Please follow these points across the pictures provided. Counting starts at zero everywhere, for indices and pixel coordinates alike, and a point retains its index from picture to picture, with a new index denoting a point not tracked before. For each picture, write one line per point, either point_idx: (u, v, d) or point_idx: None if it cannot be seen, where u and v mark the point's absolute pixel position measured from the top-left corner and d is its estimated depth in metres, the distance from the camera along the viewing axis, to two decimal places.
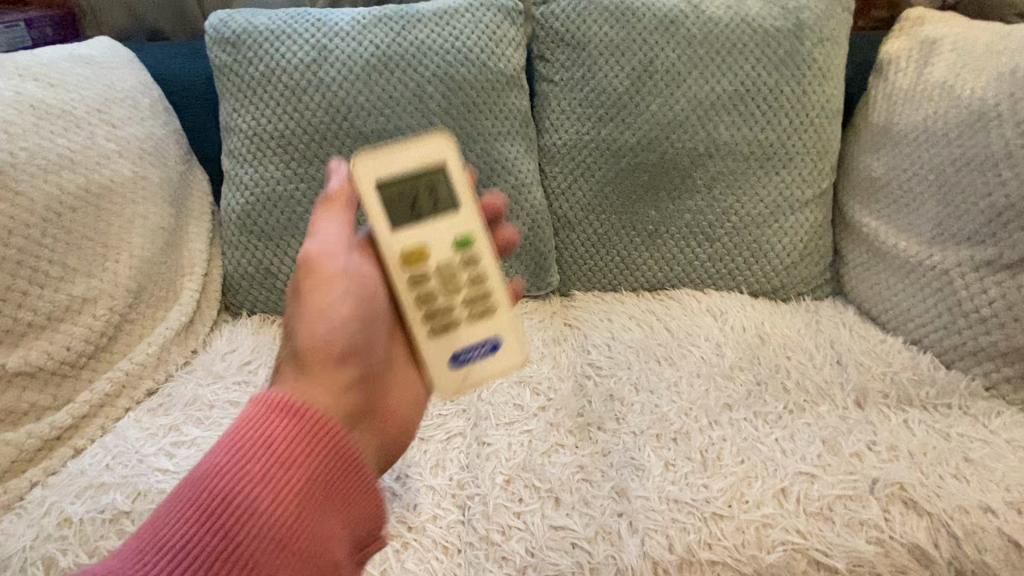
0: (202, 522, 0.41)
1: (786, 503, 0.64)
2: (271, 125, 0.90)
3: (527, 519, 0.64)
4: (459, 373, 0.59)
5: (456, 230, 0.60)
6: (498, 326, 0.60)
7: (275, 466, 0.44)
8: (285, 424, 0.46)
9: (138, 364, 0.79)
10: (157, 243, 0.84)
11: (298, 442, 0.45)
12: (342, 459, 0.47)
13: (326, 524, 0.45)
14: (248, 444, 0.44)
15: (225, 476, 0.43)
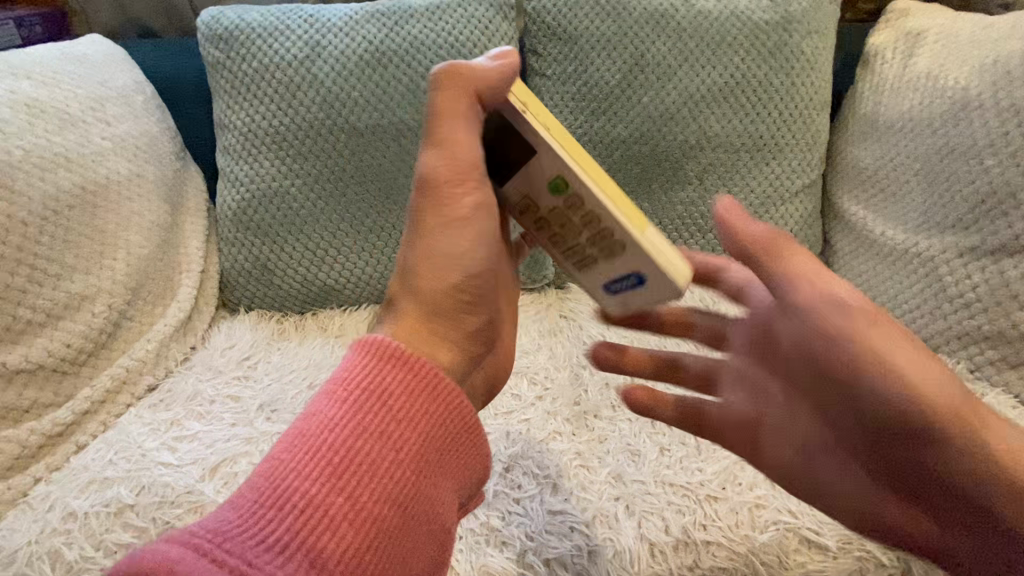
0: (331, 475, 0.40)
1: (778, 484, 0.66)
2: (265, 122, 0.91)
3: (526, 505, 0.65)
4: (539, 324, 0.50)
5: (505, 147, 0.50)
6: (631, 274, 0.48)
7: (394, 425, 0.43)
8: (401, 381, 0.45)
9: (137, 360, 0.80)
10: (154, 240, 0.85)
11: (416, 402, 0.44)
12: (456, 419, 0.46)
13: (440, 484, 0.45)
14: (372, 398, 0.43)
15: (352, 430, 0.42)
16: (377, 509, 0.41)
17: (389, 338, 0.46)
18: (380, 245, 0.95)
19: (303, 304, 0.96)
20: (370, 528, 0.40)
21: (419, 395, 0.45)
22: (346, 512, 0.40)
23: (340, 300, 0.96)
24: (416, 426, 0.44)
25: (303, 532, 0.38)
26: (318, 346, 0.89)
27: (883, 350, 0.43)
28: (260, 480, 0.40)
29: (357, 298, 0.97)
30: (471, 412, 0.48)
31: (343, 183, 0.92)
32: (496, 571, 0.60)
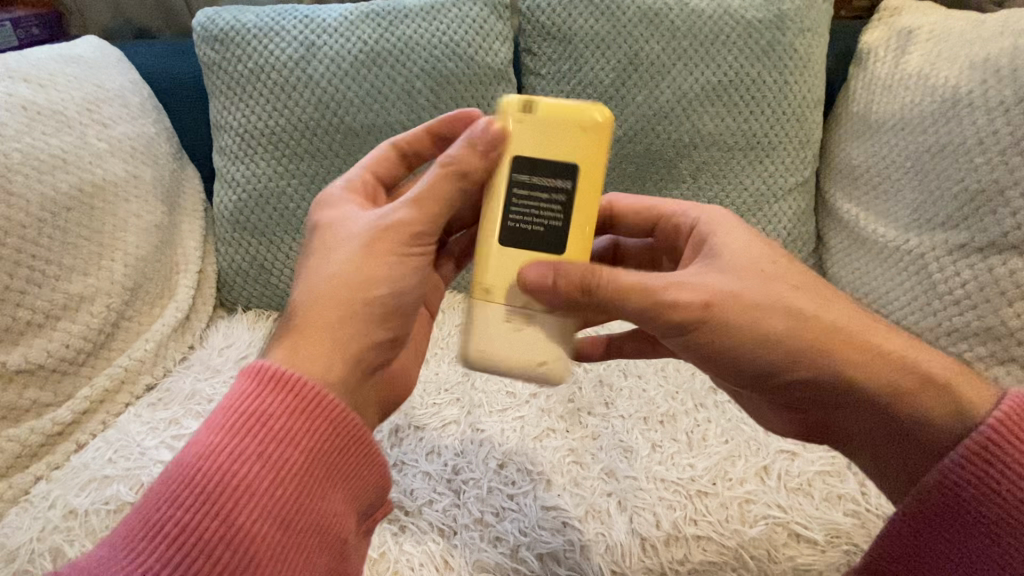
0: (203, 494, 0.40)
1: (768, 479, 0.67)
2: (261, 122, 0.91)
3: (520, 501, 0.66)
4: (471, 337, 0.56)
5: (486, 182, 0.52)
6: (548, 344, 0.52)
7: (274, 443, 0.42)
8: (284, 402, 0.43)
9: (136, 360, 0.81)
10: (151, 241, 0.85)
11: (300, 421, 0.43)
12: (347, 435, 0.45)
13: (331, 501, 0.44)
14: (247, 421, 0.42)
15: (226, 454, 0.41)
16: (256, 529, 0.40)
17: (271, 361, 0.45)
18: None
19: None
20: (253, 546, 0.39)
21: (301, 415, 0.43)
22: (221, 537, 0.39)
23: None
24: (301, 445, 0.43)
25: (173, 554, 0.39)
26: None
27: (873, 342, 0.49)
28: (139, 514, 0.40)
29: None
30: (364, 429, 0.46)
31: None
32: (490, 566, 0.61)
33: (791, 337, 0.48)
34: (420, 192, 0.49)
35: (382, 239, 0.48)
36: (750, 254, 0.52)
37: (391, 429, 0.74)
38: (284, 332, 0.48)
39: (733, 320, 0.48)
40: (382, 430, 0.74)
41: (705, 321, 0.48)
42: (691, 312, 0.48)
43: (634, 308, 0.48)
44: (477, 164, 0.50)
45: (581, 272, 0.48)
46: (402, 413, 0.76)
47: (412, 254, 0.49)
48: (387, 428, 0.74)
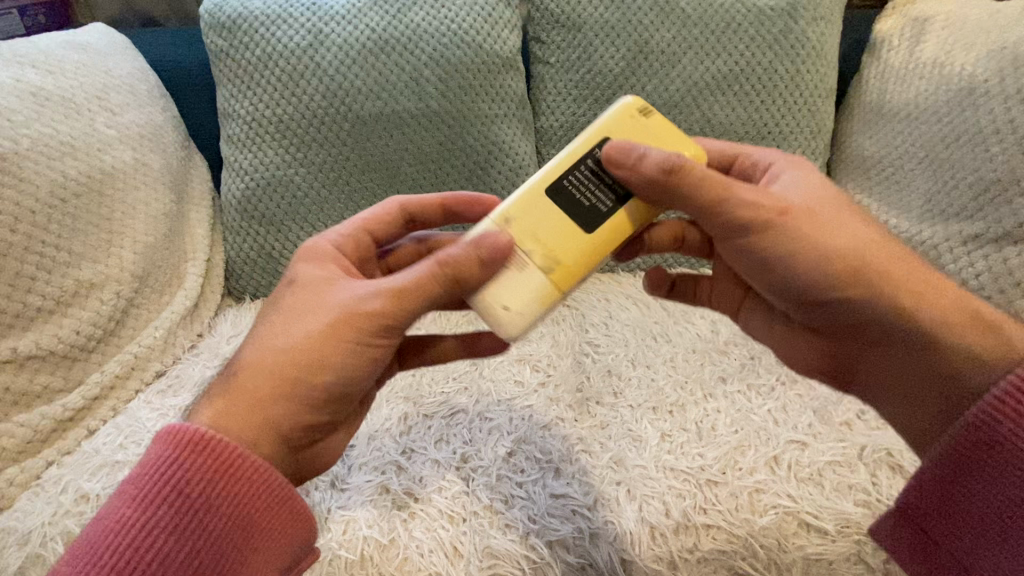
0: (116, 564, 0.42)
1: (778, 469, 0.66)
2: (269, 111, 0.91)
3: (529, 489, 0.66)
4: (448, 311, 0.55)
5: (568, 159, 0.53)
6: (540, 301, 0.50)
7: (190, 512, 0.44)
8: (204, 466, 0.45)
9: (146, 347, 0.81)
10: (160, 229, 0.85)
11: (217, 485, 0.44)
12: (267, 497, 0.46)
13: (250, 563, 0.45)
14: (164, 491, 0.44)
15: (142, 523, 0.43)
16: None
17: (190, 425, 0.45)
18: None
19: None
20: None
21: (220, 479, 0.45)
22: None
23: None
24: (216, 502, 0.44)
25: None
26: None
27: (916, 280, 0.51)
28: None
29: None
30: (286, 488, 0.47)
31: (347, 172, 0.93)
32: (499, 552, 0.61)
33: (837, 260, 0.50)
34: (400, 287, 0.48)
35: (337, 327, 0.48)
36: (816, 184, 0.53)
37: (400, 417, 0.74)
38: (226, 390, 0.49)
39: (799, 227, 0.49)
40: (391, 418, 0.74)
41: (775, 221, 0.49)
42: (757, 213, 0.49)
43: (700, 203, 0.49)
44: (471, 269, 0.48)
45: (662, 159, 0.48)
46: (412, 401, 0.76)
47: (366, 344, 0.49)
48: (396, 416, 0.74)
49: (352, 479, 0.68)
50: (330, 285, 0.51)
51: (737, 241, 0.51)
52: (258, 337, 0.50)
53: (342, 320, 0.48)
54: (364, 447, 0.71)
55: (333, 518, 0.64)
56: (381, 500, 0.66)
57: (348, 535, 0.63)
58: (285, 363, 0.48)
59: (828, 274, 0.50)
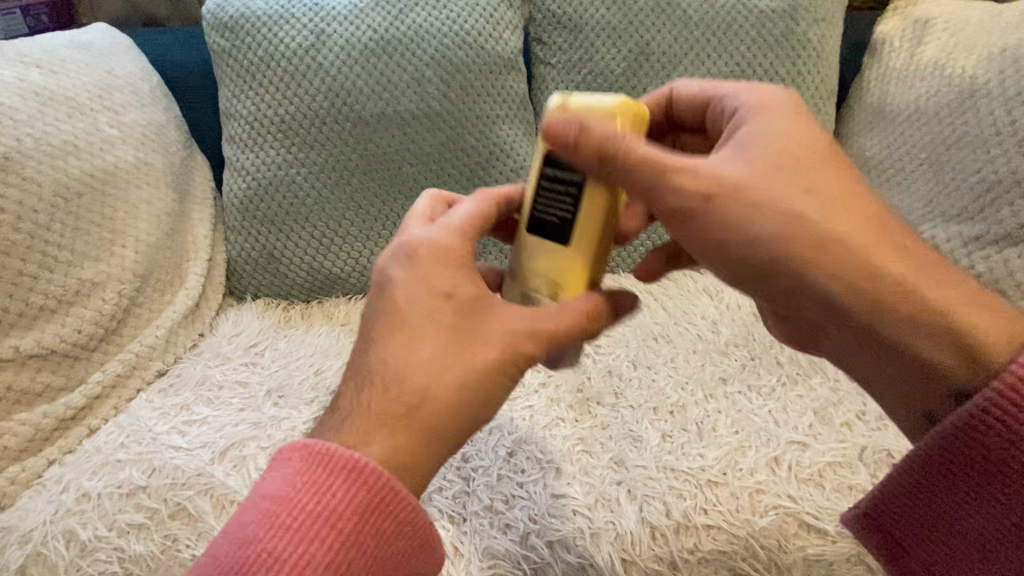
0: None
1: (778, 470, 0.66)
2: (271, 111, 0.91)
3: (530, 489, 0.66)
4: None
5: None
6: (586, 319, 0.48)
7: (327, 531, 0.42)
8: (324, 481, 0.43)
9: (147, 346, 0.81)
10: (162, 228, 0.86)
11: (349, 503, 0.43)
12: (395, 514, 0.44)
13: None
14: (291, 509, 0.42)
15: (276, 544, 0.42)
16: None
17: (315, 439, 0.44)
18: (385, 235, 0.95)
19: (310, 292, 0.97)
20: None
21: (344, 498, 0.43)
22: None
23: (345, 288, 0.97)
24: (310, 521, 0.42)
25: None
26: (325, 334, 0.90)
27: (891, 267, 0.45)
28: None
29: (361, 287, 0.98)
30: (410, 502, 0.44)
31: (348, 172, 0.93)
32: (500, 552, 0.61)
33: (786, 234, 0.44)
34: (551, 328, 0.47)
35: (488, 360, 0.46)
36: (800, 139, 0.46)
37: None
38: (365, 404, 0.45)
39: (737, 195, 0.44)
40: None
41: (711, 201, 0.44)
42: (695, 189, 0.44)
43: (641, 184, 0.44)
44: (604, 314, 0.49)
45: (601, 140, 0.44)
46: None
47: (500, 384, 0.47)
48: None
49: None
50: (480, 312, 0.47)
51: (683, 227, 0.45)
52: (398, 351, 0.46)
53: (502, 351, 0.46)
54: None
55: None
56: None
57: None
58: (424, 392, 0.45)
59: (766, 258, 0.45)
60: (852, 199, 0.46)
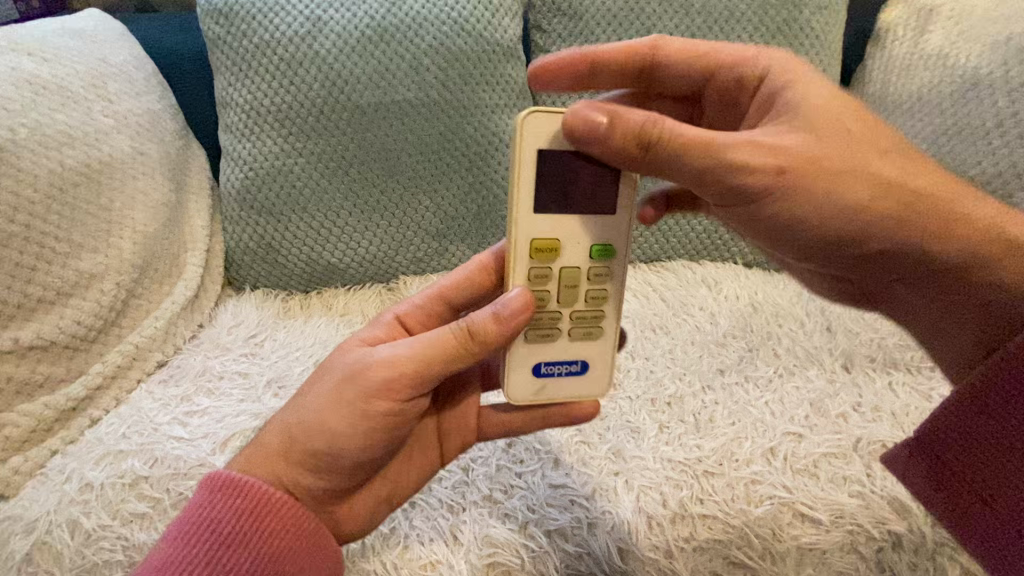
0: None
1: (774, 461, 0.66)
2: (267, 100, 0.90)
3: (528, 479, 0.67)
4: (537, 382, 0.55)
5: (601, 239, 0.53)
6: (532, 377, 0.55)
7: (224, 547, 0.49)
8: (234, 504, 0.50)
9: (147, 337, 0.81)
10: (160, 219, 0.85)
11: (242, 520, 0.50)
12: (293, 529, 0.51)
13: None
14: (200, 530, 0.49)
15: (190, 561, 0.48)
16: None
17: (222, 470, 0.52)
18: (383, 225, 0.95)
19: (309, 283, 0.97)
20: None
21: (247, 515, 0.50)
22: None
23: (344, 279, 0.97)
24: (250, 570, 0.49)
25: None
26: (324, 325, 0.91)
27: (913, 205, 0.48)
28: None
29: (360, 278, 0.98)
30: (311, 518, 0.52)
31: (346, 162, 0.92)
32: (498, 541, 0.62)
33: (853, 217, 0.48)
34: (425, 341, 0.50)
35: (351, 380, 0.51)
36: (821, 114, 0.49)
37: None
38: (251, 445, 0.55)
39: (810, 185, 0.46)
40: None
41: (777, 190, 0.46)
42: (773, 171, 0.46)
43: (693, 168, 0.46)
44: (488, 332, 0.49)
45: (638, 129, 0.45)
46: None
47: (375, 410, 0.50)
48: None
49: None
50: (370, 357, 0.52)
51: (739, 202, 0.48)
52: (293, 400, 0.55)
53: (350, 374, 0.51)
54: None
55: None
56: None
57: None
58: (300, 422, 0.52)
59: (829, 234, 0.49)
60: (859, 153, 0.48)
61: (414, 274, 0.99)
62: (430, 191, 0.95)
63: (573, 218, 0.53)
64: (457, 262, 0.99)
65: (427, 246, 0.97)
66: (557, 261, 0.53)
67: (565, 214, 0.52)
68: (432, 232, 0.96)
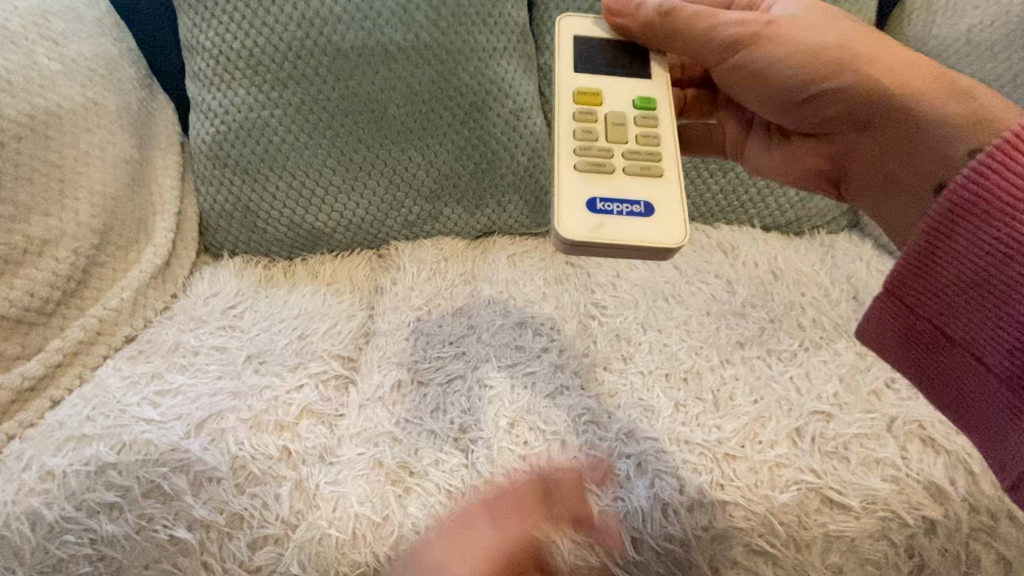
0: None
1: (800, 442, 0.61)
2: (237, 42, 0.80)
3: (533, 462, 0.62)
4: (594, 217, 0.49)
5: (642, 91, 0.55)
6: (590, 176, 0.50)
7: None
8: None
9: (112, 309, 0.74)
10: (122, 178, 0.77)
11: None
12: None
13: None
14: None
15: None
16: None
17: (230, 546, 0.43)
18: (371, 185, 0.87)
19: (292, 248, 0.89)
20: None
21: None
22: None
23: (330, 244, 0.90)
24: None
25: None
26: (309, 294, 0.83)
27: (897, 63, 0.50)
28: None
29: (348, 243, 0.90)
30: None
31: (328, 114, 0.83)
32: None
33: (819, 60, 0.51)
34: None
35: None
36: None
37: (393, 384, 0.70)
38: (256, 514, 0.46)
39: (777, 39, 0.52)
40: (384, 385, 0.69)
41: (749, 40, 0.53)
42: (744, 30, 0.52)
43: (691, 32, 0.53)
44: None
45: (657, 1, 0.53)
46: (405, 367, 0.72)
47: None
48: (390, 384, 0.70)
49: (342, 452, 0.63)
50: None
51: (733, 60, 0.54)
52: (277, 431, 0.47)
53: None
54: (355, 417, 0.67)
55: (322, 494, 0.60)
56: (373, 474, 0.61)
57: (338, 513, 0.58)
58: None
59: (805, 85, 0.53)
60: (829, 19, 0.52)
61: (406, 239, 0.91)
62: (422, 146, 0.86)
63: (607, 76, 0.55)
64: (452, 226, 0.90)
65: (419, 208, 0.89)
66: (598, 111, 0.53)
67: (602, 75, 0.55)
68: (425, 193, 0.88)
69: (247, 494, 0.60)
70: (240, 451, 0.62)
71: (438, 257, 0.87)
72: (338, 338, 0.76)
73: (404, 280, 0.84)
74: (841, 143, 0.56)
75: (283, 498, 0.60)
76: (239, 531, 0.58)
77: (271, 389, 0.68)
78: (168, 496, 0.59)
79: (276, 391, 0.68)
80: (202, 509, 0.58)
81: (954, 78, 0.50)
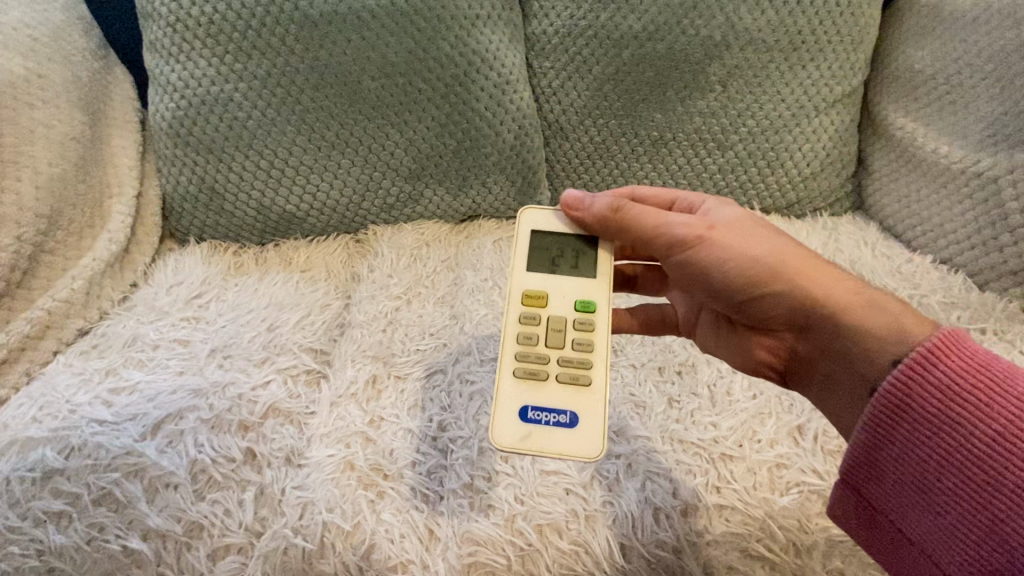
0: None
1: (802, 441, 0.57)
2: (195, 8, 0.73)
3: (516, 464, 0.57)
4: (523, 427, 0.48)
5: (585, 293, 0.52)
6: (518, 403, 0.48)
7: None
8: None
9: (62, 301, 0.68)
10: (71, 156, 0.71)
11: None
12: None
13: None
14: None
15: None
16: None
17: None
18: (346, 165, 0.81)
19: (263, 233, 0.84)
20: None
21: None
22: None
23: (304, 229, 0.84)
24: None
25: None
26: (281, 282, 0.78)
27: (831, 290, 0.47)
28: None
29: (323, 227, 0.84)
30: None
31: (297, 88, 0.77)
32: (480, 539, 0.53)
33: (754, 283, 0.48)
34: None
35: None
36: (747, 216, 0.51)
37: (368, 379, 0.65)
38: None
39: (714, 250, 0.49)
40: (358, 380, 0.65)
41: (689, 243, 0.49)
42: (686, 234, 0.49)
43: (636, 220, 0.50)
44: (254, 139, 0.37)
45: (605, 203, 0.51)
46: (380, 361, 0.67)
47: None
48: (364, 380, 0.65)
49: (312, 453, 0.59)
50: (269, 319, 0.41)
51: (678, 264, 0.51)
52: None
53: None
54: (325, 416, 0.62)
55: (288, 501, 0.56)
56: (344, 478, 0.57)
57: (305, 521, 0.54)
58: None
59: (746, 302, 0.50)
60: (764, 234, 0.49)
61: (385, 224, 0.85)
62: (399, 123, 0.79)
63: (556, 275, 0.53)
64: (435, 209, 0.85)
65: (398, 190, 0.83)
66: (544, 312, 0.51)
67: (557, 256, 0.53)
68: (404, 173, 0.82)
69: (206, 501, 0.55)
70: (200, 454, 0.57)
71: (418, 242, 0.82)
72: (310, 329, 0.71)
73: (382, 267, 0.78)
74: (784, 344, 0.51)
75: (247, 504, 0.55)
76: (198, 541, 0.54)
77: (235, 385, 0.63)
78: (121, 503, 0.55)
79: (240, 388, 0.63)
80: (157, 518, 0.54)
81: (877, 297, 0.47)
